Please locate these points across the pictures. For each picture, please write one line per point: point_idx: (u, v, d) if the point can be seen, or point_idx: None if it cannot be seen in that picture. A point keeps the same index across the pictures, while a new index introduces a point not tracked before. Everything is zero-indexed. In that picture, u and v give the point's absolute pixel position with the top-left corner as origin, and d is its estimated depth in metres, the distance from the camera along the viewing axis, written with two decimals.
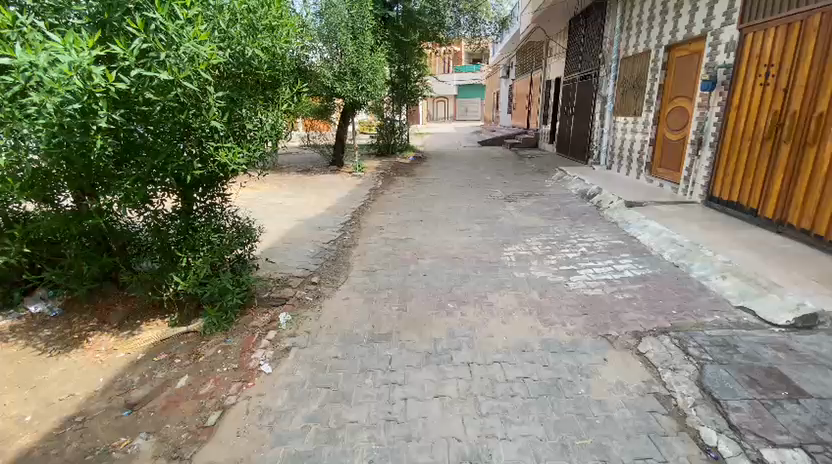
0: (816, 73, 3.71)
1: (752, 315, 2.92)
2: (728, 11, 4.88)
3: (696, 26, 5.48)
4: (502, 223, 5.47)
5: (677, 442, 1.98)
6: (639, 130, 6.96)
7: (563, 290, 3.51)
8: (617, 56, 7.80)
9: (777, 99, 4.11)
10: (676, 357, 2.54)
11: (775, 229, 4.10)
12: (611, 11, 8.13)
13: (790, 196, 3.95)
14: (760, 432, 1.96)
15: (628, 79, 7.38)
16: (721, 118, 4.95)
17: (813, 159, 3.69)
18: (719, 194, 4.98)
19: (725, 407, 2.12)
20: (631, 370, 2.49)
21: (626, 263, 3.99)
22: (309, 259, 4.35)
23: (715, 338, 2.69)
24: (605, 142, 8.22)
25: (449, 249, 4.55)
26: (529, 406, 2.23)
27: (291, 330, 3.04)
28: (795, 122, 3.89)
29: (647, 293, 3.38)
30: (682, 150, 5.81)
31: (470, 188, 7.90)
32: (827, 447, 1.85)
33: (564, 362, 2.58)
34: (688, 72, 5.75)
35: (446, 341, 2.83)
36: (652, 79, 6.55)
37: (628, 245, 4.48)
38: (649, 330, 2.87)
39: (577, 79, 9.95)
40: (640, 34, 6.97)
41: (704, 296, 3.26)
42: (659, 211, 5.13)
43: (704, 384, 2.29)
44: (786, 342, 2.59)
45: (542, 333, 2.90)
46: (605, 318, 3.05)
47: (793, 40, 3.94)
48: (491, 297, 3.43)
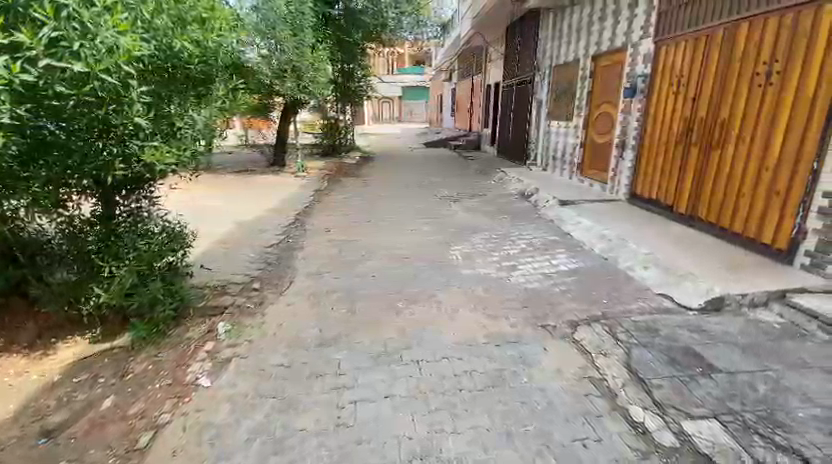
0: (718, 83, 4.17)
1: (671, 300, 3.24)
2: (644, 26, 5.38)
3: (618, 38, 5.97)
4: (448, 223, 5.59)
5: (609, 421, 2.14)
6: (571, 133, 7.43)
7: (506, 285, 3.66)
8: (551, 63, 8.26)
9: (688, 106, 4.59)
10: (607, 342, 2.74)
11: (687, 223, 4.58)
12: (544, 21, 8.59)
13: (699, 193, 4.42)
14: (680, 406, 2.18)
15: (560, 85, 7.85)
16: (640, 121, 5.43)
17: (717, 160, 4.16)
18: (640, 192, 5.45)
19: (650, 385, 2.33)
20: (568, 358, 2.65)
21: (561, 258, 4.25)
22: (250, 264, 4.16)
23: (640, 323, 2.95)
24: (541, 144, 8.69)
25: (396, 250, 4.55)
26: (476, 399, 2.30)
27: (232, 340, 2.89)
28: (703, 127, 4.36)
29: (580, 285, 3.62)
30: (607, 152, 6.30)
31: (417, 188, 7.99)
32: (735, 415, 2.09)
33: (507, 354, 2.70)
34: (611, 80, 6.23)
35: (396, 341, 2.84)
36: (581, 85, 7.02)
37: (563, 240, 4.77)
38: (583, 319, 3.07)
39: (515, 84, 10.42)
40: (570, 44, 7.47)
41: (631, 285, 3.56)
42: (589, 208, 5.52)
43: (631, 365, 2.50)
44: (698, 324, 2.90)
45: (488, 327, 3.01)
46: (544, 310, 3.22)
47: (700, 54, 4.41)
48: (439, 295, 3.49)
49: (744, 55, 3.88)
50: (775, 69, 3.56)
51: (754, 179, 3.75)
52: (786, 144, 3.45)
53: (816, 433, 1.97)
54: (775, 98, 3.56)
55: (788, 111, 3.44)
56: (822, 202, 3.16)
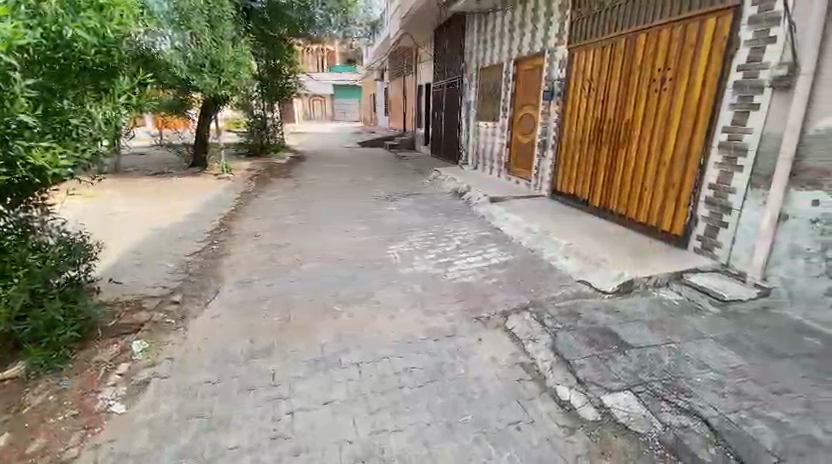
0: (623, 88, 4.61)
1: (589, 285, 3.53)
2: (559, 33, 5.79)
3: (536, 44, 6.37)
4: (384, 223, 5.58)
5: (540, 402, 2.29)
6: (498, 133, 7.79)
7: (443, 281, 3.75)
8: (477, 66, 8.58)
9: (598, 107, 5.03)
10: (535, 329, 2.92)
11: (601, 215, 5.02)
12: (470, 24, 8.89)
13: (609, 187, 4.86)
14: (600, 382, 2.39)
15: (487, 87, 8.20)
16: (558, 122, 5.85)
17: (624, 157, 4.61)
18: (560, 189, 5.86)
19: (574, 365, 2.53)
20: (501, 346, 2.79)
21: (493, 252, 4.45)
22: (168, 275, 3.82)
23: (564, 309, 3.18)
24: (472, 144, 9.01)
25: (332, 253, 4.45)
26: (417, 394, 2.33)
27: (149, 359, 2.64)
28: (611, 127, 4.80)
29: (511, 277, 3.81)
30: (530, 151, 6.70)
31: (351, 188, 7.88)
32: (645, 386, 2.34)
33: (445, 347, 2.77)
34: (531, 83, 6.63)
35: (333, 345, 2.78)
36: (506, 88, 7.39)
37: (494, 235, 4.99)
38: (514, 308, 3.25)
39: (445, 85, 10.69)
40: (494, 47, 7.81)
41: (555, 275, 3.83)
42: (515, 205, 5.82)
43: (557, 349, 2.69)
44: (613, 305, 3.20)
45: (425, 323, 3.06)
46: (479, 302, 3.35)
47: (607, 60, 4.85)
48: (377, 295, 3.48)
49: (643, 62, 4.33)
50: (668, 75, 4.01)
51: (655, 174, 4.19)
52: (679, 142, 3.91)
53: (710, 394, 2.26)
54: (669, 101, 4.01)
55: (680, 113, 3.89)
56: (708, 192, 3.62)
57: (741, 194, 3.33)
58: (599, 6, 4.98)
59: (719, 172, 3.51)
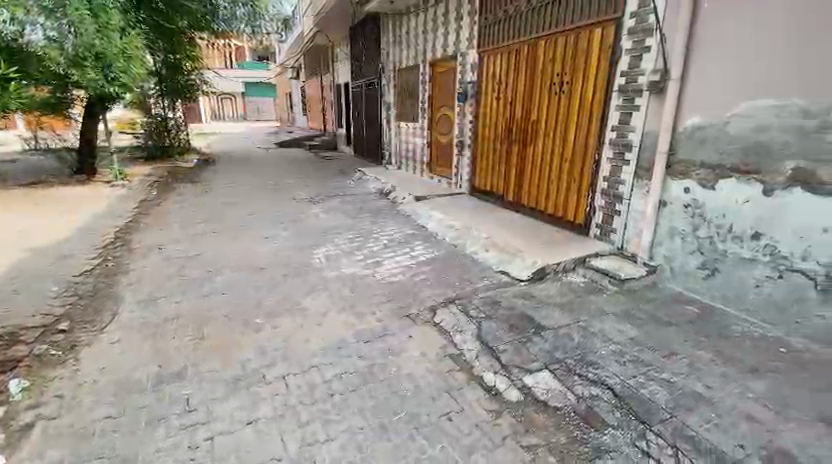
0: (527, 90, 4.97)
1: (508, 275, 3.78)
2: (469, 37, 6.05)
3: (449, 47, 6.60)
4: (307, 226, 5.40)
5: (469, 391, 2.38)
6: (418, 133, 7.95)
7: (371, 282, 3.74)
8: (394, 66, 8.65)
9: (508, 109, 5.36)
10: (461, 320, 3.04)
11: (515, 209, 5.36)
12: (384, 25, 8.94)
13: (521, 183, 5.21)
14: (521, 364, 2.56)
15: (405, 88, 8.31)
16: (473, 123, 6.13)
17: (532, 155, 4.98)
18: (478, 186, 6.16)
19: (497, 352, 2.68)
20: (431, 340, 2.86)
21: (419, 249, 4.53)
22: (52, 301, 3.31)
23: (486, 299, 3.35)
24: (394, 143, 9.09)
25: (252, 262, 4.19)
26: (348, 400, 2.30)
27: (31, 400, 2.27)
28: (519, 127, 5.15)
29: (437, 272, 3.92)
30: (449, 151, 6.94)
31: (271, 192, 7.50)
32: (560, 363, 2.56)
33: (376, 348, 2.76)
34: (446, 85, 6.86)
35: (257, 360, 2.63)
36: (423, 89, 7.56)
37: (419, 233, 5.09)
38: (441, 302, 3.34)
39: (363, 85, 10.62)
40: (409, 48, 7.93)
41: (477, 267, 4.02)
42: (439, 202, 5.99)
43: (482, 338, 2.83)
44: (530, 292, 3.45)
45: (355, 326, 3.02)
46: (408, 300, 3.39)
47: (513, 65, 5.19)
48: (303, 303, 3.35)
49: (544, 68, 4.70)
50: (565, 80, 4.42)
51: (559, 169, 4.59)
52: (577, 140, 4.33)
53: (614, 364, 2.54)
54: (568, 103, 4.41)
55: (577, 114, 4.30)
56: (603, 184, 4.05)
57: (629, 185, 3.77)
58: (503, 13, 5.31)
59: (610, 166, 3.95)
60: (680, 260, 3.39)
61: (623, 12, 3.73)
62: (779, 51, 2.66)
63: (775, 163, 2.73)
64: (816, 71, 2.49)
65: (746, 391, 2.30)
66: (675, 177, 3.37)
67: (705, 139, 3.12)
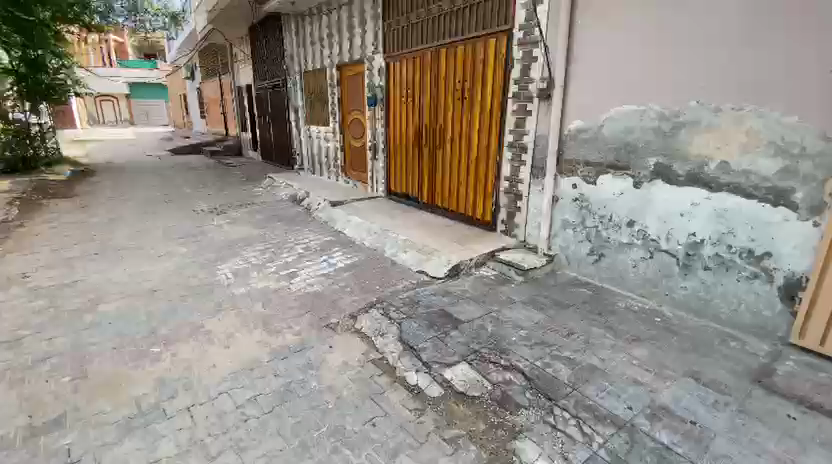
0: (433, 95, 5.14)
1: (426, 274, 3.89)
2: (374, 42, 6.09)
3: (355, 51, 6.57)
4: (211, 240, 4.98)
5: (392, 393, 2.40)
6: (330, 137, 7.80)
7: (286, 294, 3.58)
8: (300, 69, 8.37)
9: (417, 113, 5.49)
10: (382, 324, 3.04)
11: (431, 210, 5.52)
12: (286, 27, 8.61)
13: (434, 184, 5.38)
14: (441, 360, 2.65)
15: (313, 92, 8.10)
16: (385, 127, 6.19)
17: (442, 157, 5.16)
18: (394, 189, 6.23)
19: (418, 350, 2.74)
20: (352, 348, 2.82)
21: (337, 256, 4.45)
22: None
23: (406, 300, 3.41)
24: (305, 148, 8.80)
25: (145, 285, 3.75)
26: (264, 422, 2.17)
27: None
28: (429, 130, 5.31)
29: (356, 278, 3.88)
30: (363, 155, 6.91)
31: (167, 204, 6.80)
32: (477, 354, 2.70)
33: (294, 364, 2.64)
34: (355, 89, 6.82)
35: (157, 393, 2.36)
36: (331, 92, 7.43)
37: (337, 239, 5.00)
38: (361, 308, 3.32)
39: (268, 88, 10.11)
40: (314, 51, 7.74)
41: (396, 270, 4.07)
42: (355, 206, 5.94)
43: (403, 338, 2.87)
44: (447, 289, 3.59)
45: (269, 343, 2.86)
46: (326, 309, 3.31)
47: (418, 71, 5.33)
48: (209, 325, 3.08)
49: (447, 74, 4.90)
50: (467, 86, 4.66)
51: (468, 170, 4.83)
52: (481, 143, 4.58)
53: (524, 348, 2.75)
54: (471, 108, 4.65)
55: (479, 118, 4.56)
56: (505, 183, 4.36)
57: (528, 183, 4.11)
58: (405, 20, 5.43)
59: (511, 167, 4.25)
60: (574, 248, 3.77)
61: (512, 24, 4.03)
62: (637, 61, 3.09)
63: (641, 160, 3.18)
64: (665, 79, 2.95)
65: (632, 359, 2.64)
66: (565, 174, 3.74)
67: (587, 139, 3.51)
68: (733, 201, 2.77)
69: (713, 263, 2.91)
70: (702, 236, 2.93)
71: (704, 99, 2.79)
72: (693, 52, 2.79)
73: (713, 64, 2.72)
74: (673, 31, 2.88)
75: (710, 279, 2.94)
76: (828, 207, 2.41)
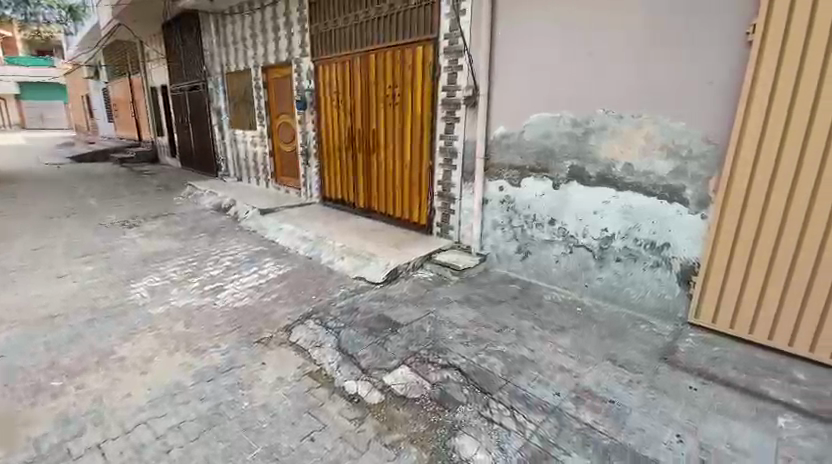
0: (365, 100, 5.13)
1: (364, 280, 3.85)
2: (301, 45, 5.93)
3: (281, 53, 6.35)
4: (122, 256, 4.52)
5: (331, 405, 2.35)
6: (257, 142, 7.45)
7: (212, 311, 3.35)
8: (222, 70, 7.91)
9: (348, 118, 5.44)
10: (319, 334, 2.97)
11: (367, 215, 5.49)
12: (205, 25, 8.09)
13: (369, 189, 5.36)
14: (380, 365, 2.65)
15: (237, 94, 7.69)
16: (316, 132, 6.05)
17: (376, 162, 5.16)
18: (328, 195, 6.10)
19: (357, 358, 2.71)
20: (287, 361, 2.71)
21: (268, 266, 4.26)
22: None
23: (343, 307, 3.36)
24: (230, 154, 8.32)
25: (41, 311, 3.30)
26: (190, 451, 2.01)
27: None
28: (362, 135, 5.28)
29: (290, 288, 3.75)
30: (294, 160, 6.70)
31: (67, 218, 6.05)
32: (416, 356, 2.73)
33: (223, 384, 2.49)
34: (283, 92, 6.60)
35: (58, 434, 2.09)
36: (257, 95, 7.10)
37: (268, 248, 4.78)
38: (296, 320, 3.20)
39: (186, 89, 9.41)
40: (237, 51, 7.35)
41: (332, 277, 3.99)
42: (288, 214, 5.73)
43: (341, 347, 2.82)
44: (385, 293, 3.59)
45: (194, 365, 2.66)
46: (258, 324, 3.15)
47: (348, 75, 5.29)
48: (122, 350, 2.80)
49: (377, 79, 4.91)
50: (397, 91, 4.71)
51: (402, 175, 4.88)
52: (413, 147, 4.66)
53: (460, 346, 2.83)
54: (402, 113, 4.71)
55: (411, 123, 4.63)
56: (438, 187, 4.47)
57: (459, 186, 4.25)
58: (332, 24, 5.35)
59: (443, 171, 4.38)
60: (504, 247, 3.97)
61: (438, 33, 4.15)
62: (553, 72, 3.34)
63: (559, 163, 3.43)
64: (577, 89, 3.23)
65: (558, 347, 2.83)
66: (493, 177, 3.93)
67: (510, 144, 3.72)
68: (637, 199, 3.09)
69: (623, 255, 3.22)
70: (613, 231, 3.24)
71: (610, 107, 3.08)
72: (600, 64, 3.08)
73: (616, 76, 3.02)
74: (582, 45, 3.15)
75: (621, 269, 3.25)
76: (711, 202, 2.78)
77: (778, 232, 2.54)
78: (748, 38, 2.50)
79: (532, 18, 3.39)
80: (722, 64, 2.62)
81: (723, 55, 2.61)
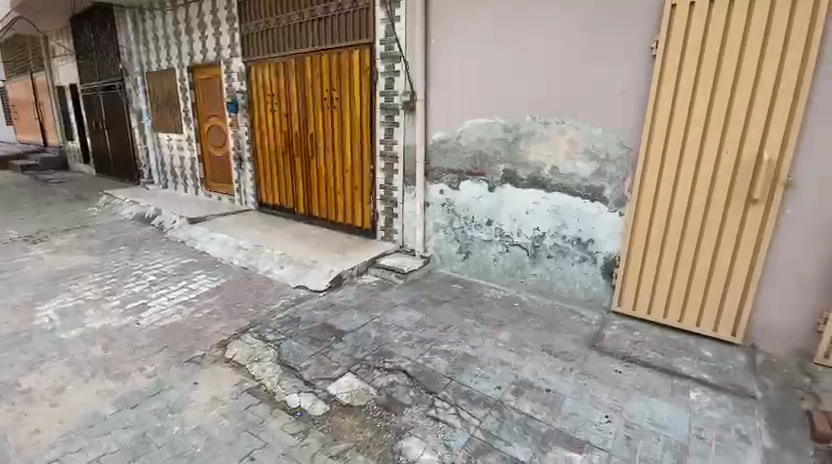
0: (301, 103, 5.01)
1: (306, 288, 3.75)
2: (231, 44, 5.64)
3: (209, 53, 6.00)
4: (25, 276, 4.01)
5: (272, 420, 2.26)
6: (184, 147, 6.97)
7: (136, 331, 3.08)
8: (142, 69, 7.32)
9: (284, 122, 5.28)
10: (258, 348, 2.84)
11: (307, 221, 5.35)
12: (121, 20, 7.44)
13: (309, 194, 5.23)
14: (324, 375, 2.59)
15: (160, 95, 7.14)
16: (249, 136, 5.80)
17: (315, 166, 5.06)
18: (265, 201, 5.87)
19: (300, 370, 2.63)
20: (224, 379, 2.57)
21: (200, 279, 4.00)
22: None
23: (284, 318, 3.24)
24: (154, 159, 7.71)
25: None
26: None
27: None
28: (299, 139, 5.15)
29: (224, 302, 3.55)
30: (227, 165, 6.36)
31: None
32: (360, 362, 2.71)
33: (150, 410, 2.30)
34: (212, 94, 6.25)
35: None
36: (184, 97, 6.66)
37: (199, 260, 4.49)
38: (232, 334, 3.04)
39: (100, 89, 8.59)
40: (159, 50, 6.84)
41: (271, 287, 3.84)
42: (221, 222, 5.43)
43: (283, 360, 2.73)
44: (328, 301, 3.52)
45: (116, 391, 2.44)
46: (189, 341, 2.95)
47: (282, 77, 5.13)
48: (27, 382, 2.49)
49: (313, 82, 4.82)
50: (335, 95, 4.65)
51: (342, 179, 4.82)
52: (353, 151, 4.62)
53: (405, 349, 2.85)
54: (340, 117, 4.66)
55: (350, 127, 4.59)
56: (379, 191, 4.47)
57: (400, 190, 4.28)
58: (264, 24, 5.15)
59: (384, 175, 4.39)
60: (445, 249, 4.06)
61: (373, 38, 4.17)
62: (485, 79, 3.49)
63: (493, 166, 3.59)
64: (507, 96, 3.40)
65: (498, 342, 2.95)
66: (432, 181, 4.01)
67: (448, 149, 3.83)
68: (564, 199, 3.31)
69: (554, 251, 3.43)
70: (545, 230, 3.44)
71: (537, 114, 3.29)
72: (526, 74, 3.27)
73: (542, 84, 3.22)
74: (509, 55, 3.33)
75: (553, 265, 3.46)
76: (627, 201, 3.05)
77: (683, 226, 2.86)
78: (652, 52, 2.78)
79: (464, 27, 3.52)
80: (632, 76, 2.89)
81: (632, 66, 2.88)
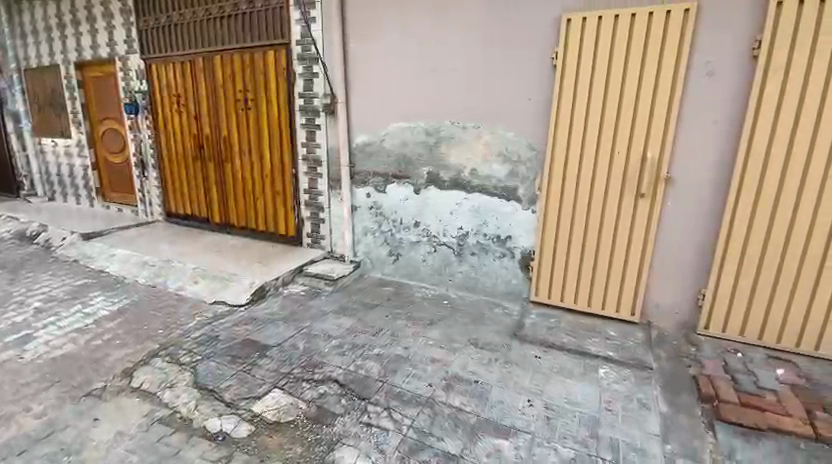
0: (212, 105, 4.69)
1: (225, 303, 3.52)
2: (127, 40, 5.10)
3: (100, 48, 5.37)
4: None
5: (190, 449, 2.10)
6: (74, 153, 6.17)
7: (17, 368, 2.67)
8: (18, 65, 6.36)
9: (194, 124, 4.90)
10: (171, 373, 2.62)
11: (225, 230, 5.03)
12: None
13: (226, 202, 4.92)
14: (249, 394, 2.46)
15: (41, 95, 6.26)
16: (154, 140, 5.30)
17: (231, 172, 4.77)
18: (175, 211, 5.40)
19: (220, 391, 2.47)
20: (131, 410, 2.33)
21: (98, 302, 3.57)
22: None
23: (201, 337, 3.02)
24: (37, 168, 6.73)
25: None
26: None
27: None
28: (212, 143, 4.81)
29: (129, 325, 3.21)
30: (128, 173, 5.75)
31: None
32: (287, 376, 2.61)
33: (39, 457, 2.02)
34: (107, 94, 5.61)
35: None
36: (71, 96, 5.89)
37: (96, 280, 4.00)
38: (139, 361, 2.76)
39: None
40: (37, 44, 5.99)
41: (185, 305, 3.55)
42: (124, 236, 4.90)
43: (200, 383, 2.54)
44: (250, 315, 3.35)
45: None
46: (87, 373, 2.63)
47: (190, 76, 4.76)
48: None
49: (225, 83, 4.53)
50: (249, 97, 4.42)
51: (262, 185, 4.60)
52: (272, 156, 4.44)
53: (335, 357, 2.80)
54: (257, 120, 4.45)
55: (267, 131, 4.40)
56: (303, 196, 4.34)
57: (325, 195, 4.19)
58: (166, 18, 4.73)
59: (307, 180, 4.27)
60: (374, 252, 4.06)
61: (289, 38, 4.03)
62: (404, 83, 3.55)
63: (416, 169, 3.66)
64: (426, 100, 3.49)
65: (428, 341, 3.02)
66: (358, 184, 3.99)
67: (372, 152, 3.84)
68: (484, 199, 3.48)
69: (476, 248, 3.60)
70: (467, 228, 3.59)
71: (455, 118, 3.42)
72: (443, 79, 3.39)
73: (458, 89, 3.35)
74: (427, 61, 3.42)
75: (476, 262, 3.63)
76: (538, 199, 3.29)
77: (587, 220, 3.15)
78: (553, 62, 3.03)
79: (381, 32, 3.55)
80: (537, 83, 3.12)
81: (537, 75, 3.11)
